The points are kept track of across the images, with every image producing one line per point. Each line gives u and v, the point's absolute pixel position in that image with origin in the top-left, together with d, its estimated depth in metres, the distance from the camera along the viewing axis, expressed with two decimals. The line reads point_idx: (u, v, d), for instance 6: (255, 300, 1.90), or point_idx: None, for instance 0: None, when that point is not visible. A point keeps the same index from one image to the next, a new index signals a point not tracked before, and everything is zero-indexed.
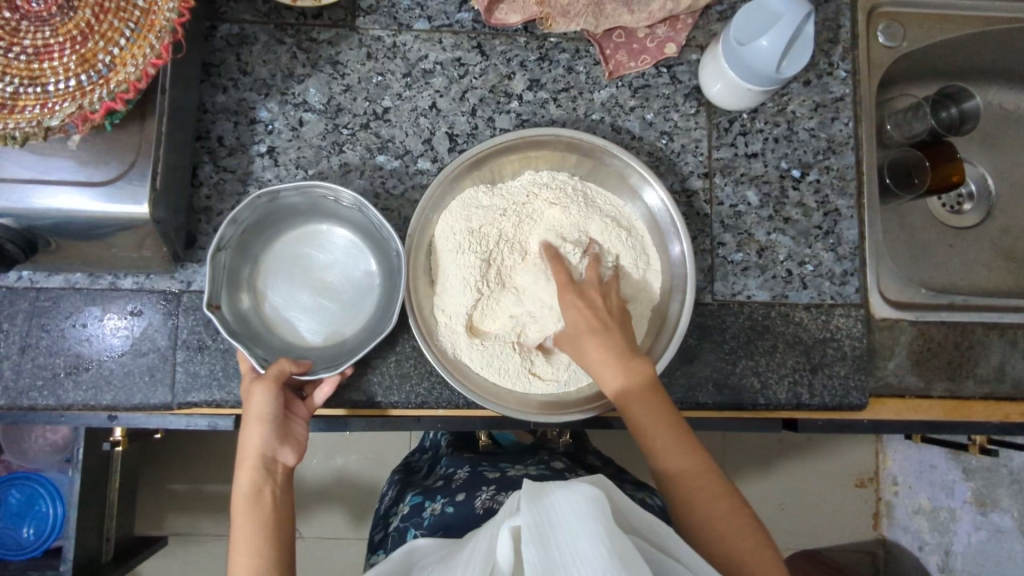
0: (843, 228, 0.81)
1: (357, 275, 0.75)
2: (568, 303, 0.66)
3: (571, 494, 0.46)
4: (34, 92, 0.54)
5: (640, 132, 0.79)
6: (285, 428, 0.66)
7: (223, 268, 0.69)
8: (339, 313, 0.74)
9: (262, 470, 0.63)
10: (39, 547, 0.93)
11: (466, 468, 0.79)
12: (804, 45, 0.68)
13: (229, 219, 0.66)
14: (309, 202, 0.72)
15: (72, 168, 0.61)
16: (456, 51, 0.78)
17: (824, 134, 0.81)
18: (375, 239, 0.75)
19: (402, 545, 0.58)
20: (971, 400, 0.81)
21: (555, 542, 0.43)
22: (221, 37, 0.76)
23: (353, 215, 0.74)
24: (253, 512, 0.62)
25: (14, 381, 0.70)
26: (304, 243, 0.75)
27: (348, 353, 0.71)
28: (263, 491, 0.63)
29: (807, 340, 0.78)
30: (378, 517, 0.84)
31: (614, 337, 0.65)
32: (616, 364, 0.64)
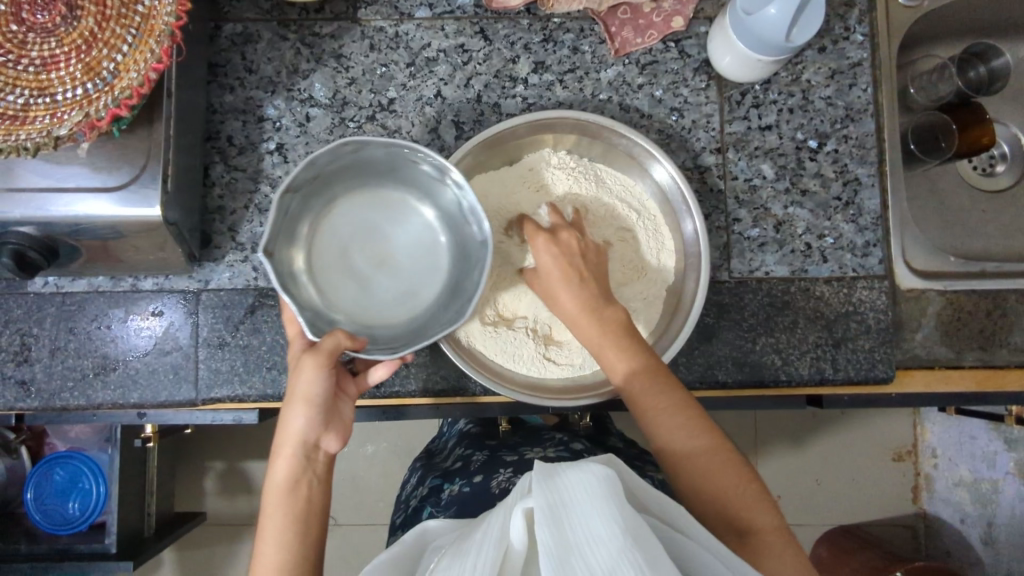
0: (863, 198, 0.78)
1: (421, 258, 0.71)
2: (541, 250, 0.64)
3: (583, 474, 0.45)
4: (44, 103, 0.55)
5: (650, 110, 0.78)
6: (332, 409, 0.61)
7: (286, 212, 0.63)
8: (396, 294, 0.70)
9: (303, 456, 0.60)
10: (86, 521, 0.96)
11: (485, 451, 0.80)
12: (815, 13, 0.66)
13: (309, 162, 0.61)
14: (393, 161, 0.67)
15: (86, 175, 0.62)
16: (459, 38, 0.78)
17: (841, 102, 0.79)
18: (451, 221, 0.70)
19: (414, 526, 0.59)
20: (1006, 369, 0.78)
21: (568, 522, 0.42)
22: (225, 37, 0.77)
23: (437, 195, 0.69)
24: (285, 502, 0.59)
25: (46, 383, 0.73)
26: (369, 210, 0.71)
27: (402, 337, 0.66)
28: (300, 481, 0.60)
29: (830, 314, 0.76)
30: (400, 502, 0.85)
31: (592, 296, 0.63)
32: (596, 330, 0.63)
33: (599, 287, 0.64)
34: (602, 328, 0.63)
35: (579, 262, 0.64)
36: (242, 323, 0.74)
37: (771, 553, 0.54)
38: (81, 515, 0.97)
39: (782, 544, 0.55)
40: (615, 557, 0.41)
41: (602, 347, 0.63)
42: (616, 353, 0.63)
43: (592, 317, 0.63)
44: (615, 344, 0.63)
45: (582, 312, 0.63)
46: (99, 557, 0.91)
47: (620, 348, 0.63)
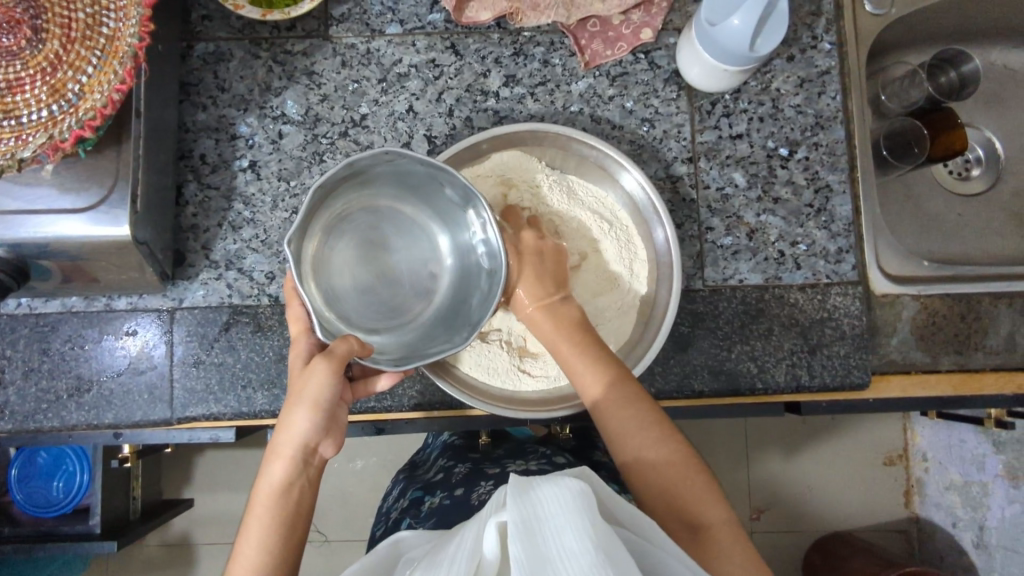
0: (835, 205, 0.78)
1: (421, 277, 0.67)
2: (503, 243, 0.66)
3: (557, 488, 0.44)
4: (9, 125, 0.55)
5: (621, 121, 0.78)
6: (333, 414, 0.60)
7: (310, 206, 0.58)
8: (388, 305, 0.66)
9: (299, 461, 0.59)
10: (70, 502, 1.02)
11: (466, 463, 0.80)
12: (776, 24, 0.67)
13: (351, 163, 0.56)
14: (425, 178, 0.63)
15: (56, 196, 0.62)
16: (430, 53, 0.78)
17: (810, 110, 0.79)
18: (460, 248, 0.67)
19: (389, 536, 0.58)
20: (983, 372, 0.78)
21: (541, 537, 0.42)
22: (197, 56, 0.77)
23: (455, 221, 0.66)
24: (277, 505, 0.58)
25: (19, 406, 0.73)
26: (378, 216, 0.67)
27: (394, 353, 0.62)
28: (293, 485, 0.59)
29: (804, 320, 0.76)
30: (380, 517, 0.85)
31: (546, 295, 0.65)
32: (552, 328, 0.64)
33: (555, 285, 0.66)
34: (555, 324, 0.64)
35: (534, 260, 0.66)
36: (217, 341, 0.74)
37: (720, 548, 0.54)
38: (66, 496, 1.02)
39: (731, 540, 0.55)
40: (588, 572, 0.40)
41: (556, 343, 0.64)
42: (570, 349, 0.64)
43: (547, 314, 0.65)
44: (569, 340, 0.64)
45: (537, 309, 0.65)
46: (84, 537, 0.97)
47: (573, 346, 0.64)
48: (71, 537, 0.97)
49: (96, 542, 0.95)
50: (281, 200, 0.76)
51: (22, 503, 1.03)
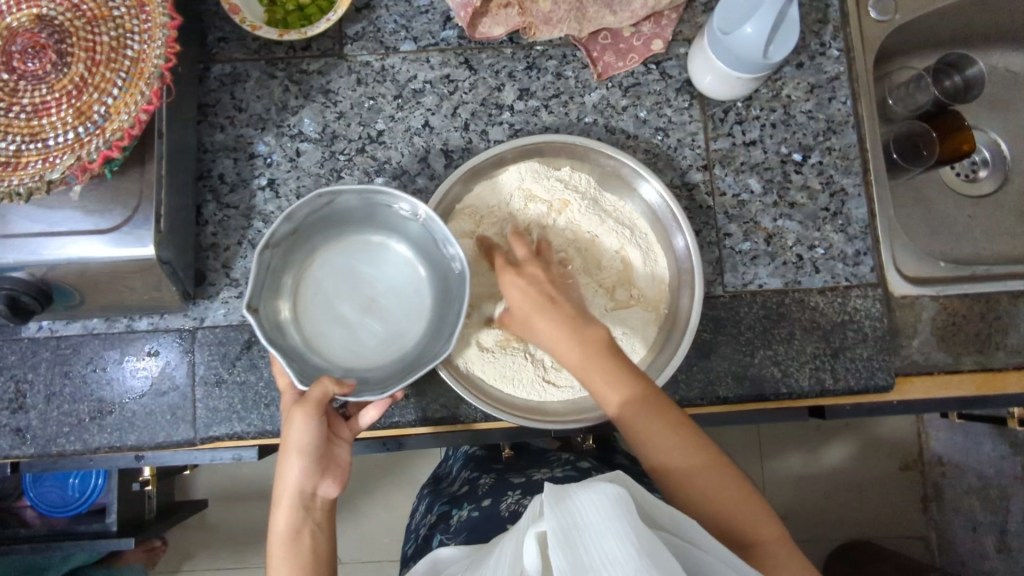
0: (851, 208, 0.79)
1: (404, 296, 0.72)
2: (512, 285, 0.62)
3: (595, 495, 0.44)
4: (35, 148, 0.56)
5: (635, 130, 0.79)
6: (325, 456, 0.63)
7: (270, 268, 0.64)
8: (379, 333, 0.71)
9: (300, 506, 0.61)
10: (85, 503, 1.08)
11: (493, 474, 0.80)
12: (790, 29, 0.68)
13: (285, 217, 0.62)
14: (369, 207, 0.68)
15: (80, 218, 0.62)
16: (444, 69, 0.79)
17: (822, 115, 0.80)
18: (428, 255, 0.71)
19: (427, 554, 0.59)
20: (1006, 371, 0.78)
21: (583, 546, 0.42)
22: (214, 77, 0.78)
23: (412, 231, 0.70)
24: (287, 552, 0.60)
25: (42, 429, 0.72)
26: (350, 255, 0.72)
27: (399, 372, 0.67)
28: (301, 530, 0.61)
29: (825, 324, 0.76)
30: (409, 532, 0.84)
31: (571, 323, 0.60)
32: (585, 360, 0.60)
33: (576, 309, 0.61)
34: (586, 357, 0.60)
35: (551, 288, 0.61)
36: (239, 359, 0.74)
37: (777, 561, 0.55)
38: (81, 496, 1.09)
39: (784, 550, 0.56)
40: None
41: (590, 375, 0.60)
42: (608, 383, 0.60)
43: (573, 343, 0.60)
44: (600, 369, 0.60)
45: (566, 341, 0.60)
46: (99, 535, 1.02)
47: (604, 371, 0.60)
48: (88, 535, 1.02)
49: (113, 539, 1.00)
50: None
51: (35, 501, 1.09)
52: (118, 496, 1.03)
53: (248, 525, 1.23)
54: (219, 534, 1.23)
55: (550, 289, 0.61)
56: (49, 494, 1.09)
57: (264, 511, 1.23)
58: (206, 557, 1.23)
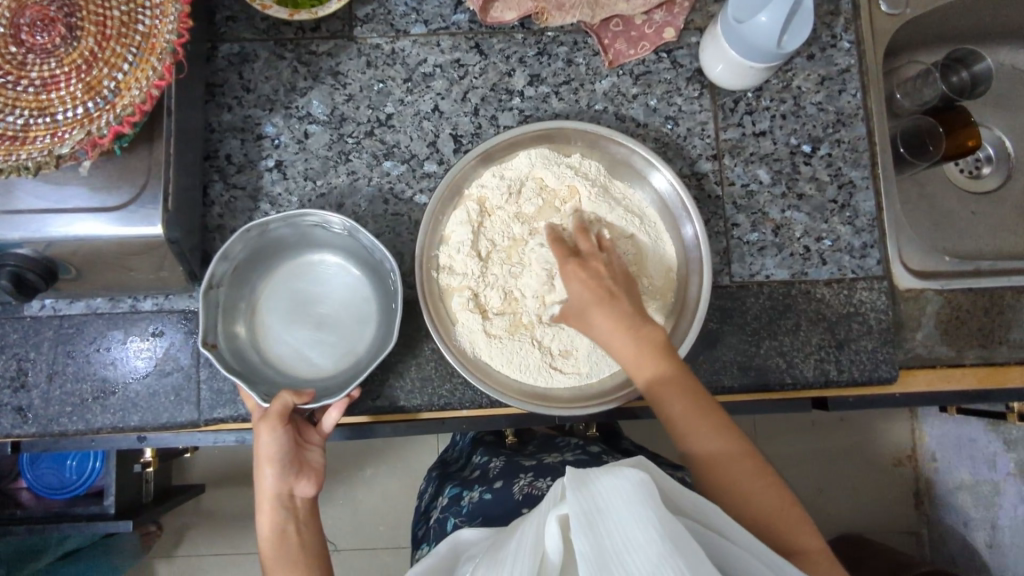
0: (859, 200, 0.79)
1: (353, 305, 0.74)
2: (571, 278, 0.64)
3: (617, 479, 0.44)
4: (44, 123, 0.55)
5: (645, 119, 0.79)
6: (297, 460, 0.64)
7: (219, 303, 0.68)
8: (335, 345, 0.73)
9: (280, 509, 0.63)
10: (83, 485, 1.07)
11: (502, 458, 0.80)
12: (803, 20, 0.68)
13: (223, 254, 0.66)
14: (300, 234, 0.72)
15: (87, 195, 0.61)
16: (454, 53, 0.79)
17: (832, 107, 0.80)
18: (365, 260, 0.74)
19: (448, 536, 0.60)
20: (1007, 366, 0.79)
21: (604, 529, 0.42)
22: (222, 56, 0.77)
23: (347, 244, 0.73)
24: (275, 555, 0.62)
25: (44, 408, 0.72)
26: (297, 277, 0.75)
27: (357, 372, 0.69)
28: (285, 531, 0.62)
29: (831, 315, 0.77)
30: (418, 515, 0.85)
31: (625, 318, 0.62)
32: (634, 354, 0.62)
33: (633, 306, 0.63)
34: (639, 350, 0.62)
35: (610, 283, 0.64)
36: None
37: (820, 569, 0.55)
38: (79, 479, 1.07)
39: (822, 563, 0.55)
40: (655, 562, 0.40)
41: (641, 369, 0.62)
42: (657, 375, 0.61)
43: (627, 338, 0.62)
44: (648, 361, 0.62)
45: (618, 334, 0.62)
46: (97, 517, 1.01)
47: (657, 366, 0.62)
48: (86, 518, 1.01)
49: (111, 522, 0.99)
50: (308, 200, 0.76)
51: (33, 483, 1.08)
52: (116, 480, 1.02)
53: (245, 510, 1.23)
54: (215, 519, 1.23)
55: (608, 284, 0.64)
56: (48, 475, 1.08)
57: None
58: (202, 542, 1.23)
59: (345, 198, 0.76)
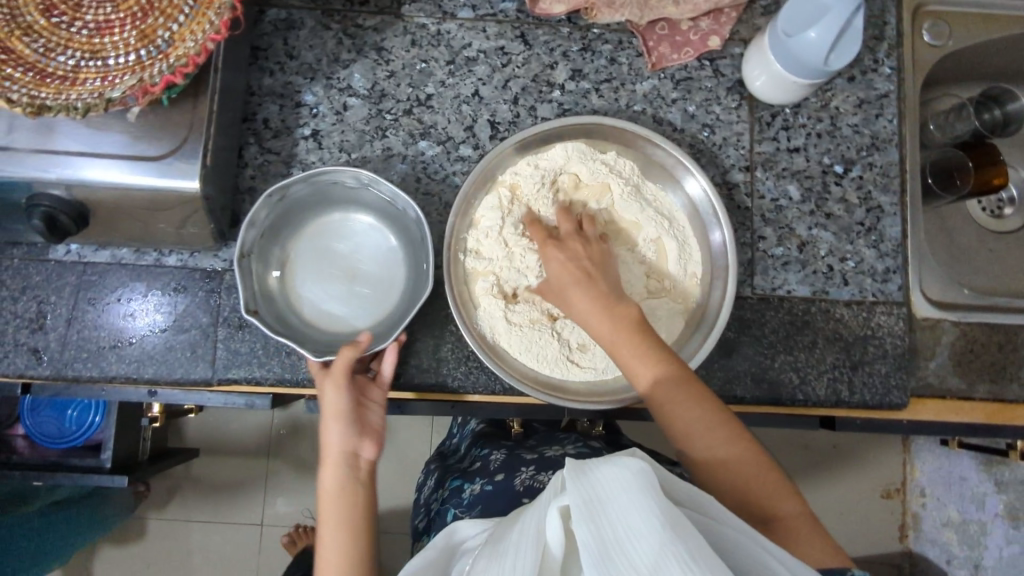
0: (886, 225, 0.80)
1: (381, 257, 0.75)
2: (550, 258, 0.65)
3: (617, 468, 0.44)
4: (95, 66, 0.56)
5: (682, 124, 0.79)
6: (361, 418, 0.65)
7: (252, 271, 0.68)
8: (369, 297, 0.73)
9: (349, 467, 0.62)
10: (82, 436, 1.07)
11: (503, 451, 0.80)
12: (852, 40, 0.68)
13: (250, 221, 0.66)
14: (317, 193, 0.72)
15: (126, 143, 0.61)
16: (499, 40, 0.79)
17: (867, 130, 0.81)
18: (395, 219, 0.74)
19: (444, 531, 0.59)
20: (1016, 404, 0.79)
21: (605, 519, 0.42)
22: (269, 21, 0.77)
23: (371, 199, 0.73)
24: (339, 514, 0.61)
25: (59, 353, 0.72)
26: (321, 237, 0.75)
27: (392, 328, 0.70)
28: (348, 488, 0.61)
29: (848, 337, 0.77)
30: (417, 505, 0.86)
31: (602, 299, 0.63)
32: (617, 335, 0.62)
33: (610, 284, 0.64)
34: (619, 333, 0.62)
35: (588, 264, 0.65)
36: None
37: (799, 539, 0.55)
38: (78, 429, 1.07)
39: (809, 526, 0.56)
40: (656, 550, 0.40)
41: (621, 350, 0.62)
42: (638, 358, 0.62)
43: (605, 317, 0.62)
44: (629, 342, 0.62)
45: (597, 316, 0.62)
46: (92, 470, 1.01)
47: (635, 347, 0.62)
48: (82, 470, 1.01)
49: (107, 476, 0.99)
50: None
51: (31, 430, 1.07)
52: (116, 434, 1.03)
53: (237, 478, 1.23)
54: (207, 484, 1.23)
55: (586, 266, 0.64)
56: (49, 424, 1.08)
57: (254, 466, 1.22)
58: (191, 506, 1.22)
59: (378, 173, 0.76)
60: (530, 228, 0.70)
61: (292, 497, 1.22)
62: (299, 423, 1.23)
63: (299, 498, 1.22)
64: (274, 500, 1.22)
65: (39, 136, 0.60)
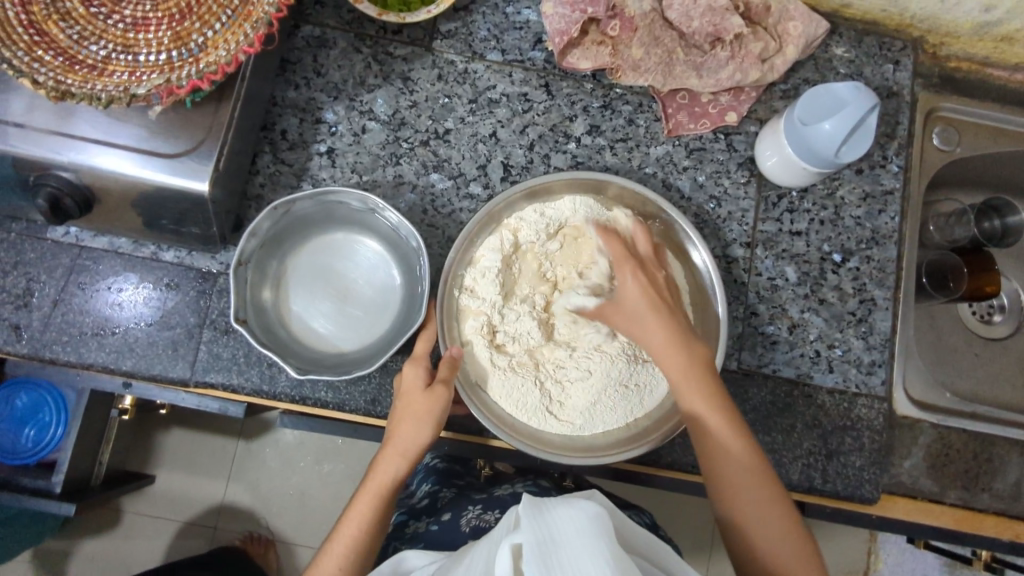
0: (876, 318, 0.80)
1: (377, 280, 0.75)
2: (627, 280, 0.66)
3: (573, 510, 0.43)
4: (124, 59, 0.57)
5: (690, 192, 0.80)
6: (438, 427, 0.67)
7: (247, 280, 0.68)
8: (360, 319, 0.73)
9: (409, 469, 0.65)
10: (34, 456, 0.99)
11: (451, 489, 0.82)
12: (864, 136, 0.71)
13: (252, 231, 0.66)
14: (323, 210, 0.72)
15: (143, 137, 0.62)
16: (523, 86, 0.80)
17: (869, 224, 0.82)
18: (394, 245, 0.74)
19: (390, 558, 0.58)
20: (984, 514, 0.79)
21: (555, 562, 0.40)
22: (302, 36, 0.79)
23: (374, 224, 0.74)
24: (385, 500, 0.65)
25: (40, 332, 0.71)
26: (320, 253, 0.75)
27: (380, 351, 0.70)
28: (398, 483, 0.65)
29: (827, 424, 0.77)
30: None
31: (679, 327, 0.64)
32: (680, 360, 0.63)
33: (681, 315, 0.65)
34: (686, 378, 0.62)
35: (666, 295, 0.66)
36: None
37: None
38: (33, 448, 1.00)
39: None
40: None
41: (684, 379, 0.62)
42: (702, 406, 0.62)
43: (678, 345, 0.63)
44: (694, 378, 0.62)
45: (666, 339, 0.63)
46: (40, 494, 0.92)
47: (700, 379, 0.62)
48: (27, 492, 0.92)
49: (52, 502, 0.91)
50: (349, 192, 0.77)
51: None
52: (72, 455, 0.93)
53: (196, 478, 1.20)
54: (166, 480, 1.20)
55: (664, 294, 0.66)
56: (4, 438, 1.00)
57: (216, 469, 1.20)
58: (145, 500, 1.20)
59: (386, 199, 0.77)
60: (606, 241, 0.70)
61: (249, 505, 1.20)
62: (268, 431, 1.21)
63: (256, 505, 1.20)
64: (230, 505, 1.20)
65: (58, 119, 0.61)
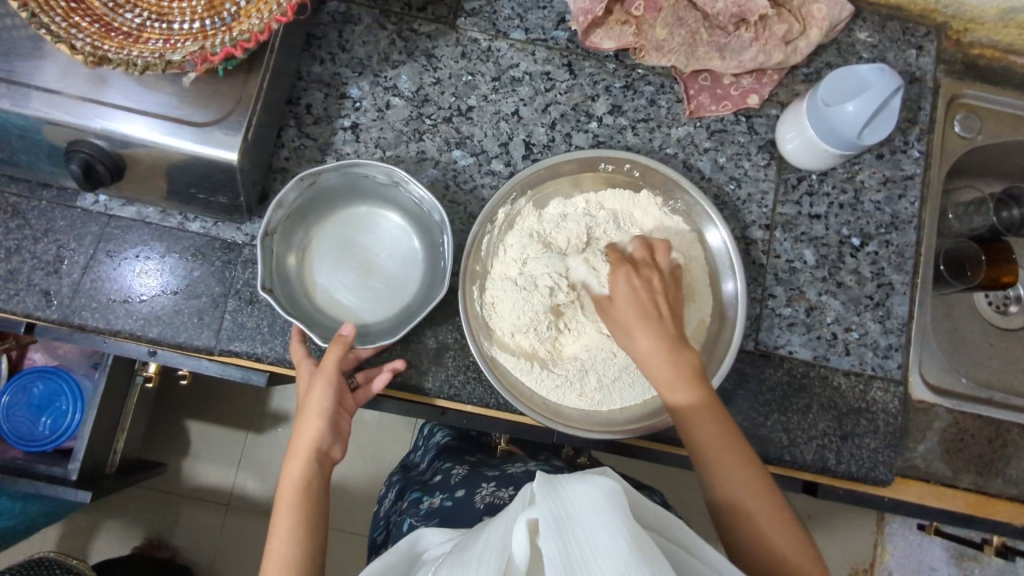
0: (894, 303, 0.80)
1: (399, 254, 0.76)
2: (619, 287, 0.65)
3: (588, 486, 0.44)
4: (159, 28, 0.58)
5: (710, 173, 0.81)
6: (341, 416, 0.65)
7: (272, 250, 0.70)
8: (383, 291, 0.74)
9: (315, 464, 0.63)
10: (52, 443, 0.93)
11: (464, 466, 0.83)
12: (886, 120, 0.71)
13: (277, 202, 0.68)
14: (348, 184, 0.73)
15: (174, 106, 0.63)
16: (546, 65, 0.81)
17: (889, 209, 0.82)
18: (417, 220, 0.75)
19: (408, 536, 0.59)
20: (998, 499, 0.79)
21: (572, 536, 0.41)
22: (328, 12, 0.79)
23: (395, 199, 0.75)
24: (307, 502, 0.61)
25: (70, 298, 0.73)
26: (340, 227, 0.76)
27: (403, 323, 0.71)
28: (313, 482, 0.62)
29: (842, 406, 0.78)
30: (378, 516, 0.87)
31: (668, 336, 0.63)
32: (667, 369, 0.62)
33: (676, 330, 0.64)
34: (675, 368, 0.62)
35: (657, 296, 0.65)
36: None
37: None
38: (49, 435, 0.93)
39: None
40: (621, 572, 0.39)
41: (662, 371, 0.62)
42: (682, 386, 0.62)
43: (666, 354, 0.62)
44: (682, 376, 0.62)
45: (660, 345, 0.63)
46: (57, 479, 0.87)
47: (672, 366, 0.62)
48: (45, 478, 0.87)
49: (69, 489, 0.86)
50: None
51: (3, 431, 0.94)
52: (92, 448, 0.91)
53: None
54: None
55: (659, 301, 0.64)
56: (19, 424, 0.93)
57: None
58: None
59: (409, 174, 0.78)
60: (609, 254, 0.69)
61: None
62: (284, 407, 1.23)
63: None
64: None
65: (93, 88, 0.62)
